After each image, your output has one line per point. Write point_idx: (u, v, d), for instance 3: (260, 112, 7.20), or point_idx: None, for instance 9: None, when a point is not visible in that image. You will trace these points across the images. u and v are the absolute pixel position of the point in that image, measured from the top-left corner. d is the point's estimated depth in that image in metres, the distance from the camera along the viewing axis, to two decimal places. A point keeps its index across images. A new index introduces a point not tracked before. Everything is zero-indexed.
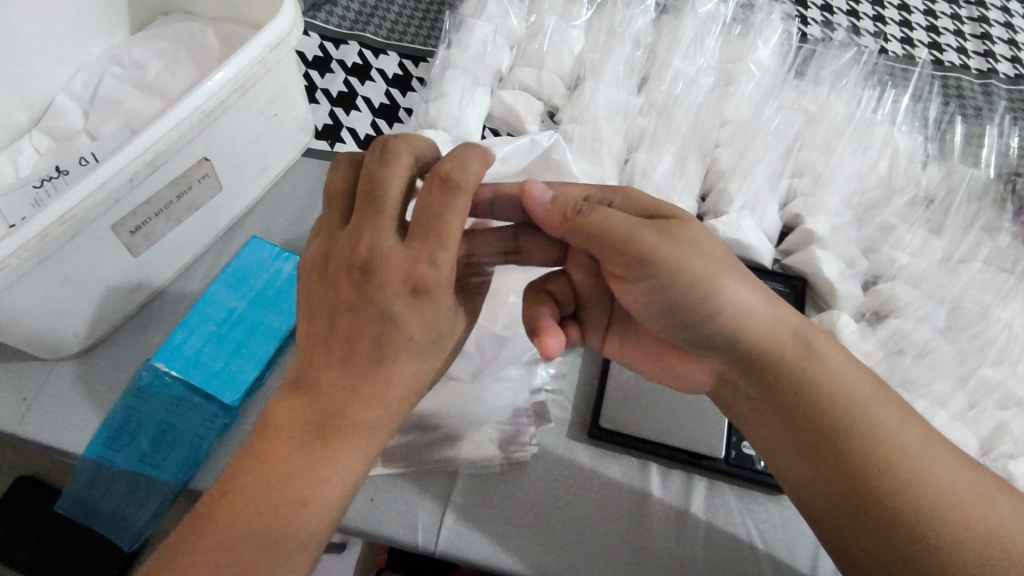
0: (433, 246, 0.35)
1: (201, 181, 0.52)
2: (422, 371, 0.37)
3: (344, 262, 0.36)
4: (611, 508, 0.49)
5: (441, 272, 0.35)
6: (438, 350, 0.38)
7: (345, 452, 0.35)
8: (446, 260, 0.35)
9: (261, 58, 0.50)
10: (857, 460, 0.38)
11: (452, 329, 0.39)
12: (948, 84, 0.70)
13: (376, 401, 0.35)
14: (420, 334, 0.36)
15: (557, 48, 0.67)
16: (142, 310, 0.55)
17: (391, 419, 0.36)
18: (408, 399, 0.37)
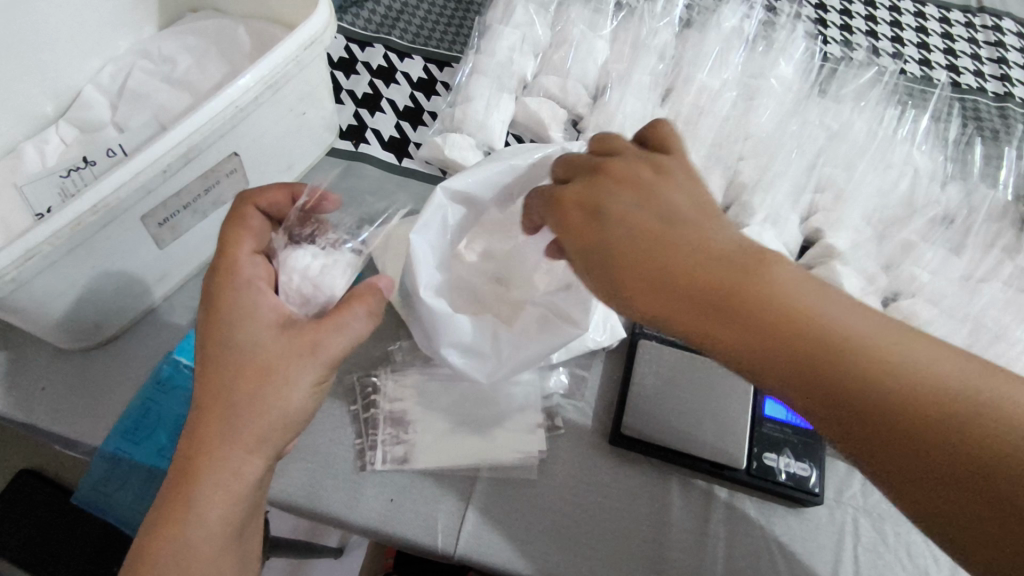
0: (213, 279, 0.41)
1: (229, 176, 0.52)
2: (275, 343, 0.39)
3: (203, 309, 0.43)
4: (632, 515, 0.49)
5: (223, 293, 0.40)
6: (247, 367, 0.38)
7: (220, 439, 0.37)
8: (223, 282, 0.41)
9: (295, 56, 0.50)
10: (861, 391, 0.29)
11: (268, 345, 0.39)
12: (966, 106, 0.71)
13: (228, 381, 0.38)
14: (214, 356, 0.39)
15: (582, 58, 0.68)
16: (164, 303, 0.55)
17: (238, 425, 0.38)
18: (273, 365, 0.39)
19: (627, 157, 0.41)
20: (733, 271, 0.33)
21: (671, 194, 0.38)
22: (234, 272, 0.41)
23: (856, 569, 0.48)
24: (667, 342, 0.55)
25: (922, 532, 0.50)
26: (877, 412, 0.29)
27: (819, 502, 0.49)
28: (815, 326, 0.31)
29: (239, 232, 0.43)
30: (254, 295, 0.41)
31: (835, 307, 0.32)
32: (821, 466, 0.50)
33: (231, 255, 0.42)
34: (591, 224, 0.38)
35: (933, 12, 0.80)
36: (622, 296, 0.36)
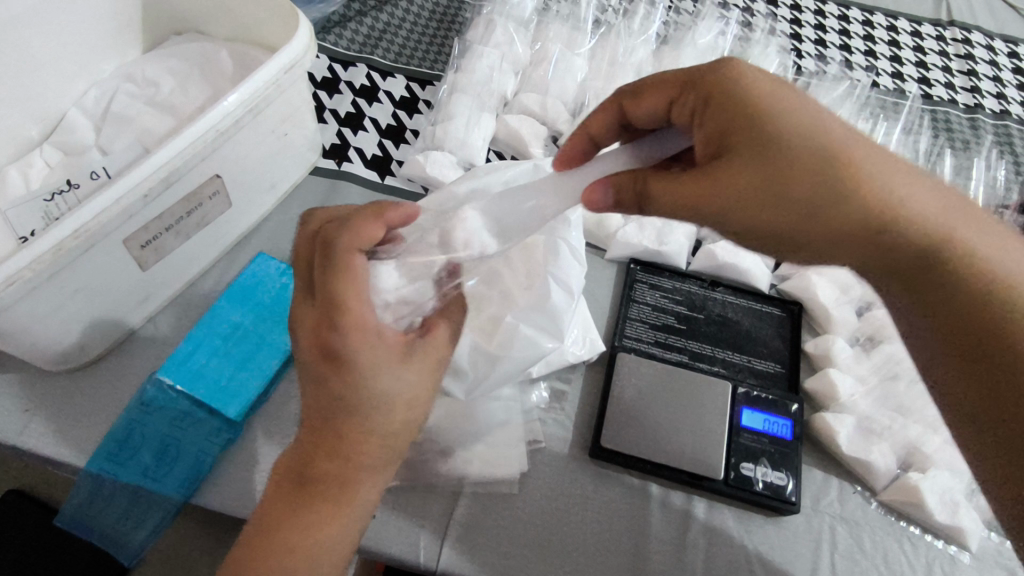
0: (335, 328, 0.36)
1: (212, 197, 0.53)
2: (412, 384, 0.39)
3: (312, 342, 0.37)
4: (612, 527, 0.49)
5: (352, 345, 0.36)
6: (392, 412, 0.38)
7: (361, 475, 0.40)
8: (360, 343, 0.36)
9: (275, 79, 0.51)
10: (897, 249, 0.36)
11: (412, 385, 0.39)
12: (937, 118, 0.73)
13: (377, 425, 0.38)
14: (356, 403, 0.37)
15: (561, 75, 0.69)
16: (148, 323, 0.55)
17: (377, 459, 0.40)
18: (411, 403, 0.40)
19: (735, 84, 0.38)
20: (784, 177, 0.35)
21: (761, 85, 0.37)
22: (358, 312, 0.36)
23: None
24: (645, 355, 0.56)
25: (897, 539, 0.50)
26: (968, 327, 0.37)
27: (796, 511, 0.50)
28: (864, 209, 0.35)
29: (350, 286, 0.36)
30: (380, 339, 0.37)
31: (885, 179, 0.36)
32: (797, 476, 0.51)
33: (359, 314, 0.36)
34: (749, 171, 0.36)
35: (905, 26, 0.82)
36: (795, 239, 0.37)
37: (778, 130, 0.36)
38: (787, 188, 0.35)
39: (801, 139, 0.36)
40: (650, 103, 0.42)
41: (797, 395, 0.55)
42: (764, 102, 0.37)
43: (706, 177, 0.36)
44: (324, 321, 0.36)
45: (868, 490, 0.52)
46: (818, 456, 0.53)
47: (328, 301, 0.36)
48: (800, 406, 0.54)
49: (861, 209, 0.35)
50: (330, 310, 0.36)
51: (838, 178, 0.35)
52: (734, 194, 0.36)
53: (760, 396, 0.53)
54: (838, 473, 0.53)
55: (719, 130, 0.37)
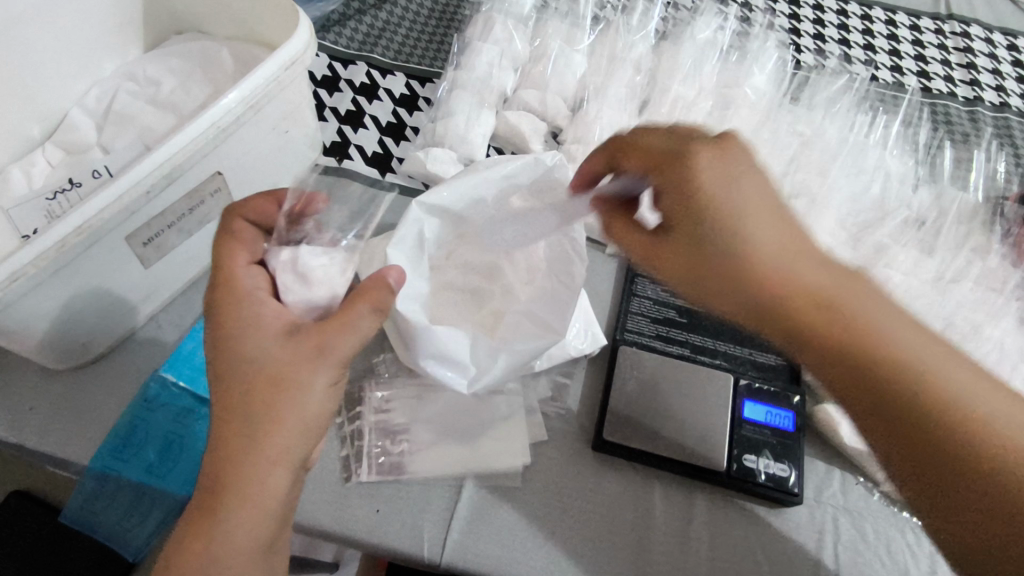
0: (219, 290, 0.42)
1: (213, 194, 0.53)
2: (280, 355, 0.40)
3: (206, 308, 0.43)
4: (615, 520, 0.49)
5: (227, 303, 0.42)
6: (260, 378, 0.39)
7: (242, 457, 0.38)
8: (224, 292, 0.42)
9: (276, 75, 0.52)
10: (846, 348, 0.38)
11: (278, 353, 0.40)
12: (937, 110, 0.73)
13: (247, 394, 0.39)
14: (226, 367, 0.40)
15: (560, 71, 0.69)
16: (151, 320, 0.56)
17: (258, 438, 0.38)
18: (283, 376, 0.39)
19: (673, 184, 0.41)
20: (732, 263, 0.40)
21: (722, 194, 0.40)
22: (237, 280, 0.43)
23: (835, 566, 0.49)
24: (647, 349, 0.56)
25: (900, 529, 0.50)
26: (909, 423, 0.37)
27: (798, 502, 0.50)
28: (763, 301, 0.40)
29: (231, 243, 0.45)
30: (253, 303, 0.42)
31: (788, 263, 0.39)
32: (799, 467, 0.51)
33: (239, 278, 0.43)
34: (691, 250, 0.42)
35: (903, 20, 0.82)
36: (723, 287, 0.41)
37: (726, 264, 0.41)
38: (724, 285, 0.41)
39: (716, 248, 0.41)
40: (634, 166, 0.44)
41: (799, 387, 0.55)
42: (721, 202, 0.40)
43: (662, 249, 0.44)
44: (214, 287, 0.43)
45: (871, 482, 0.52)
46: (820, 447, 0.53)
47: (217, 271, 0.43)
48: (801, 398, 0.54)
49: (765, 301, 0.40)
50: (219, 275, 0.43)
51: (766, 282, 0.39)
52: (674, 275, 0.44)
53: (762, 387, 0.53)
54: (840, 464, 0.53)
55: (668, 212, 0.43)
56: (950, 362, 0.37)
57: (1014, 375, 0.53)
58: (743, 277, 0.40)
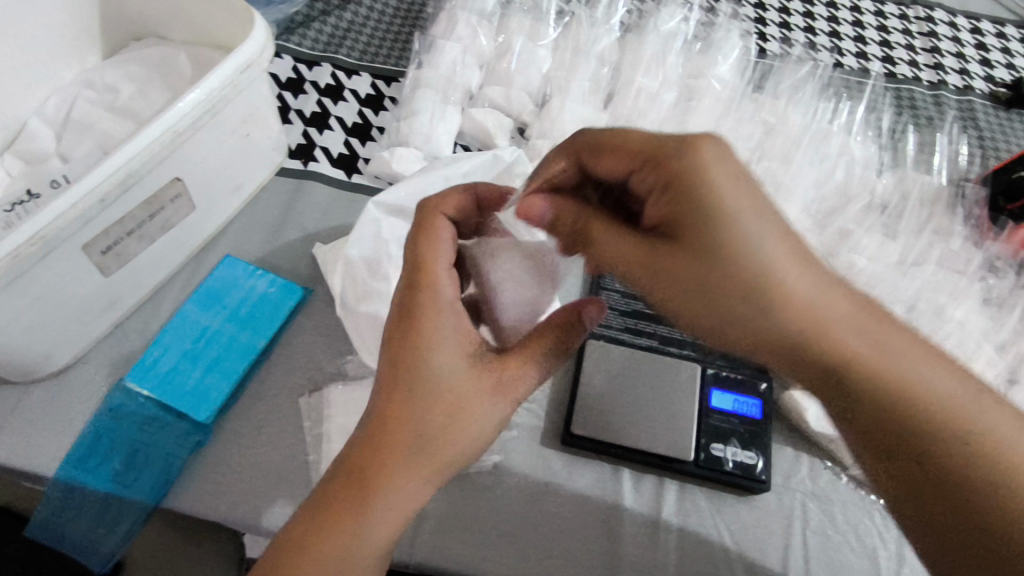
0: (429, 293, 0.40)
1: (174, 201, 0.53)
2: (497, 380, 0.40)
3: (404, 308, 0.40)
4: (585, 513, 0.50)
5: (428, 305, 0.39)
6: (443, 393, 0.38)
7: (411, 464, 0.37)
8: (431, 299, 0.40)
9: (232, 79, 0.51)
10: (849, 378, 0.36)
11: (523, 373, 0.41)
12: (902, 95, 0.73)
13: (459, 411, 0.39)
14: (447, 383, 0.39)
15: (524, 66, 0.69)
16: (116, 329, 0.55)
17: (442, 451, 0.38)
18: (501, 398, 0.40)
19: (698, 209, 0.36)
20: (706, 292, 0.37)
21: (721, 180, 0.35)
22: (435, 294, 0.40)
23: (805, 552, 0.49)
24: (615, 341, 0.56)
25: (868, 512, 0.51)
26: (927, 461, 0.35)
27: (766, 488, 0.50)
28: (793, 332, 0.36)
29: (434, 243, 0.42)
30: (454, 318, 0.40)
31: (832, 305, 0.36)
32: (767, 454, 0.51)
33: (434, 271, 0.40)
34: (707, 269, 0.36)
35: (868, 6, 0.82)
36: (727, 314, 0.37)
37: (748, 291, 0.36)
38: (711, 305, 0.37)
39: (725, 269, 0.36)
40: (608, 164, 0.40)
41: (767, 374, 0.55)
42: (728, 198, 0.35)
43: (659, 254, 0.38)
44: (423, 285, 0.40)
45: (839, 465, 0.53)
46: (788, 434, 0.54)
47: (418, 270, 0.40)
48: (768, 385, 0.54)
49: (809, 344, 0.36)
50: (430, 275, 0.40)
51: (750, 313, 0.36)
52: (658, 284, 0.38)
53: (728, 376, 0.54)
54: (808, 449, 0.53)
55: (673, 216, 0.37)
56: (931, 377, 0.36)
57: (976, 356, 0.54)
58: (732, 312, 0.37)
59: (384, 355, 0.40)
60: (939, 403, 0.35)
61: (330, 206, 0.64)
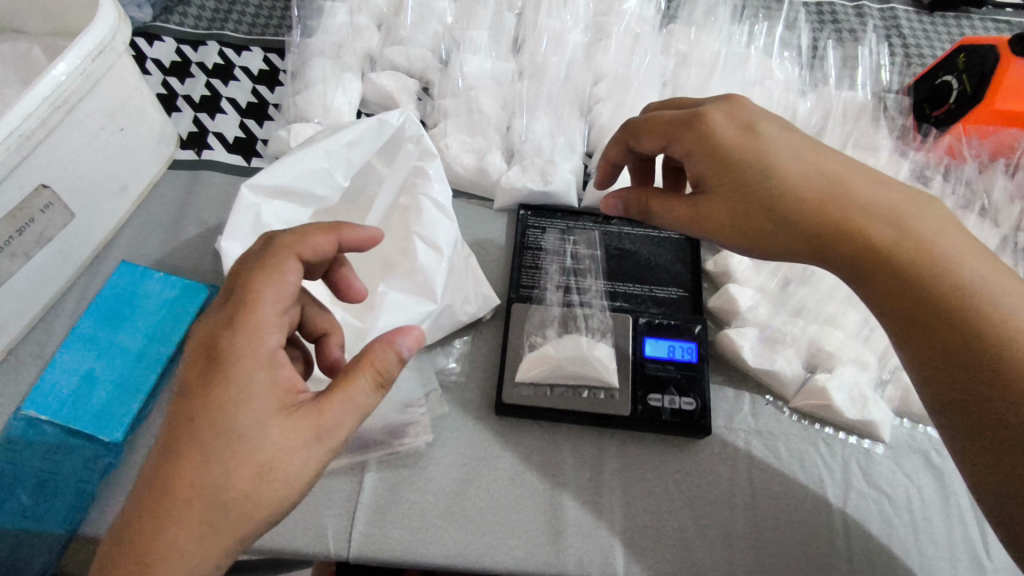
0: (232, 327, 0.34)
1: (45, 210, 0.48)
2: (299, 433, 0.34)
3: (205, 342, 0.34)
4: (525, 480, 0.48)
5: (232, 348, 0.33)
6: (235, 447, 0.32)
7: (188, 521, 0.32)
8: (242, 342, 0.34)
9: (82, 69, 0.47)
10: (878, 249, 0.38)
11: (346, 425, 0.35)
12: (822, 9, 0.70)
13: (246, 465, 0.32)
14: (229, 432, 0.33)
15: (423, 21, 0.65)
16: (8, 356, 0.51)
17: (226, 509, 0.32)
18: (320, 450, 0.34)
19: (705, 158, 0.42)
20: (770, 205, 0.40)
21: (735, 123, 0.42)
22: (257, 341, 0.34)
23: (753, 490, 0.48)
24: (542, 302, 0.53)
25: (812, 442, 0.50)
26: (939, 324, 0.37)
27: (707, 433, 0.49)
28: (794, 216, 0.39)
29: (267, 282, 0.35)
30: (270, 368, 0.34)
31: (759, 173, 0.40)
32: (705, 398, 0.49)
33: (257, 311, 0.34)
34: (735, 191, 0.41)
35: None
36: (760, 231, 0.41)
37: (779, 203, 0.40)
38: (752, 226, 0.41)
39: (764, 185, 0.40)
40: (647, 145, 0.46)
41: (701, 316, 0.53)
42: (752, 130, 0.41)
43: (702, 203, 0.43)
44: (239, 322, 0.34)
45: (780, 399, 0.52)
46: (727, 373, 0.52)
47: (237, 302, 0.35)
48: (703, 328, 0.52)
49: (798, 220, 0.39)
50: (238, 309, 0.34)
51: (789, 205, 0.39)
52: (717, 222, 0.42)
53: (662, 323, 0.52)
54: (748, 386, 0.52)
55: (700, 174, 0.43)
56: (943, 237, 0.38)
57: None
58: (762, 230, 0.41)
59: (176, 407, 0.33)
60: (894, 209, 0.39)
61: (231, 195, 0.59)
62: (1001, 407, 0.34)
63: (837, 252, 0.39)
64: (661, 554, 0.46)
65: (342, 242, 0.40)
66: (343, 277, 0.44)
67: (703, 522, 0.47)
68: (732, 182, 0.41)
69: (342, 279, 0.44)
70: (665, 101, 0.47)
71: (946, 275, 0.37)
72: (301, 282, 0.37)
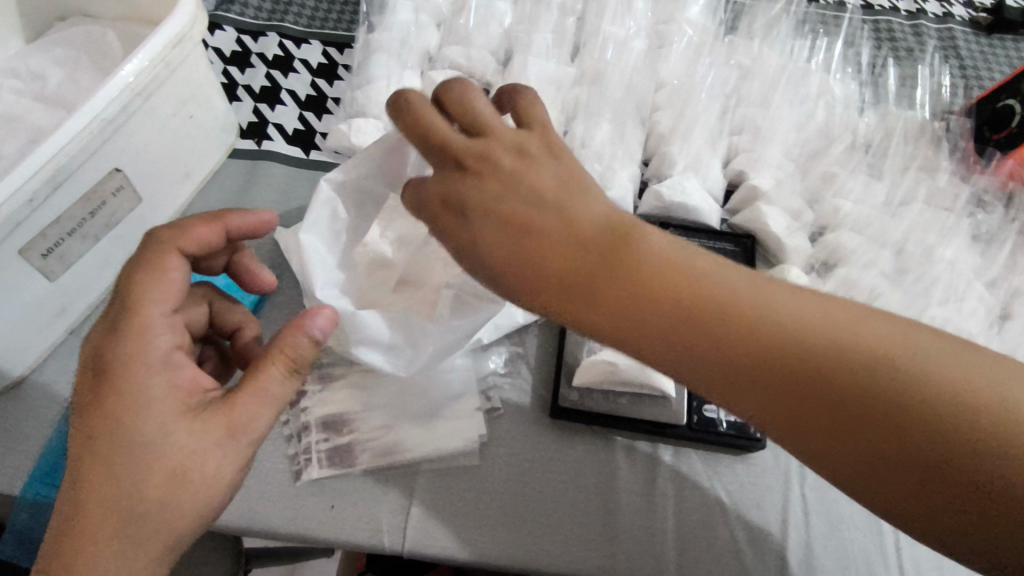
0: (108, 340, 0.35)
1: (116, 194, 0.49)
2: (209, 432, 0.35)
3: (97, 355, 0.36)
4: (578, 485, 0.48)
5: (125, 356, 0.35)
6: (149, 451, 0.34)
7: (113, 529, 0.34)
8: (127, 351, 0.35)
9: (162, 57, 0.47)
10: (730, 312, 0.31)
11: (258, 419, 0.37)
12: (880, 27, 0.70)
13: (161, 468, 0.34)
14: (138, 440, 0.34)
15: (484, 23, 0.65)
16: (70, 336, 0.52)
17: (155, 512, 0.34)
18: (234, 445, 0.36)
19: (524, 194, 0.34)
20: (593, 256, 0.32)
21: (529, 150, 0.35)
22: (144, 346, 0.36)
23: (805, 506, 0.48)
24: None
25: None
26: (848, 401, 0.29)
27: (762, 446, 0.49)
28: (630, 267, 0.32)
29: (146, 291, 0.37)
30: (164, 372, 0.36)
31: (564, 212, 0.33)
32: None
33: (141, 315, 0.36)
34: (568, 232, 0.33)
35: None
36: (597, 284, 0.32)
37: (608, 249, 0.32)
38: (592, 285, 0.32)
39: (585, 227, 0.33)
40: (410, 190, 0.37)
41: None
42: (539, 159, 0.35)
43: (534, 243, 0.33)
44: (125, 332, 0.36)
45: None
46: None
47: (124, 313, 0.36)
48: None
49: (641, 273, 0.32)
50: (121, 320, 0.36)
51: (626, 258, 0.32)
52: (553, 272, 0.32)
53: None
54: None
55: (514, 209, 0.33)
56: (768, 288, 0.31)
57: (968, 294, 0.52)
58: (604, 292, 0.32)
59: (77, 421, 0.35)
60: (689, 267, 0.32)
61: (290, 186, 0.60)
62: (952, 479, 0.27)
63: (670, 324, 0.31)
64: (713, 565, 0.46)
65: (230, 230, 0.43)
66: (247, 266, 0.47)
67: (755, 536, 0.47)
68: (558, 217, 0.33)
69: (245, 268, 0.47)
70: (466, 93, 0.36)
71: (861, 346, 0.29)
72: (186, 279, 0.39)
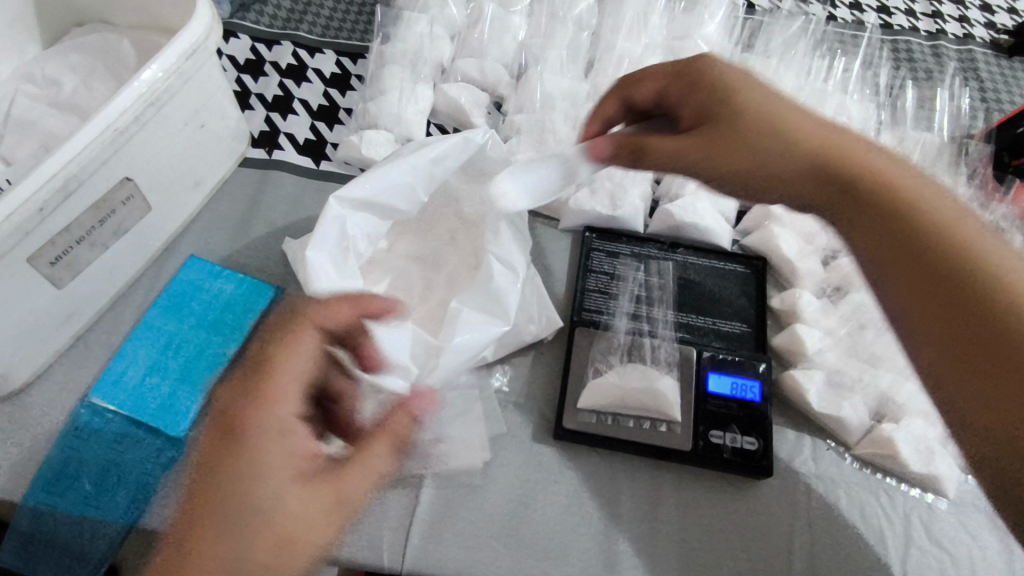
0: (244, 400, 0.34)
1: (126, 203, 0.49)
2: (317, 503, 0.33)
3: (222, 415, 0.34)
4: (580, 508, 0.48)
5: (247, 417, 0.33)
6: (280, 517, 0.32)
7: None
8: (248, 412, 0.33)
9: (176, 68, 0.47)
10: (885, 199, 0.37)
11: (360, 492, 0.35)
12: (898, 48, 0.69)
13: (276, 537, 0.32)
14: (237, 508, 0.31)
15: (498, 36, 0.65)
16: (78, 342, 0.52)
17: None
18: (330, 521, 0.34)
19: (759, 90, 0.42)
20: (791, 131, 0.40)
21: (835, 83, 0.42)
22: (276, 408, 0.34)
23: (812, 536, 0.47)
24: (607, 326, 0.53)
25: (874, 492, 0.49)
26: (961, 285, 0.34)
27: (767, 474, 0.48)
28: (819, 145, 0.39)
29: (291, 351, 0.36)
30: (286, 436, 0.33)
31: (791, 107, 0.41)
32: (767, 438, 0.48)
33: (274, 382, 0.34)
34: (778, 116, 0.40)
35: None
36: (783, 145, 0.40)
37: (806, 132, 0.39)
38: (770, 147, 0.40)
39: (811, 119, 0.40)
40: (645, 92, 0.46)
41: (765, 354, 0.52)
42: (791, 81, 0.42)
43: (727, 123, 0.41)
44: (255, 392, 0.34)
45: (842, 445, 0.51)
46: (790, 414, 0.52)
47: (263, 372, 0.35)
48: (768, 365, 0.51)
49: (837, 155, 0.39)
50: (263, 380, 0.35)
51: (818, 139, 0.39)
52: (740, 137, 0.41)
53: (726, 358, 0.51)
54: (811, 430, 0.51)
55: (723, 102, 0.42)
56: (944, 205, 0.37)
57: None
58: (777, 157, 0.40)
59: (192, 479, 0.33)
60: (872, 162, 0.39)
61: (299, 197, 0.60)
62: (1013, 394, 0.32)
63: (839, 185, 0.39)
64: None
65: None
66: None
67: (759, 566, 0.46)
68: (772, 107, 0.41)
69: None
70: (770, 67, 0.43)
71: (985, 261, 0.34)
72: (325, 351, 0.37)
